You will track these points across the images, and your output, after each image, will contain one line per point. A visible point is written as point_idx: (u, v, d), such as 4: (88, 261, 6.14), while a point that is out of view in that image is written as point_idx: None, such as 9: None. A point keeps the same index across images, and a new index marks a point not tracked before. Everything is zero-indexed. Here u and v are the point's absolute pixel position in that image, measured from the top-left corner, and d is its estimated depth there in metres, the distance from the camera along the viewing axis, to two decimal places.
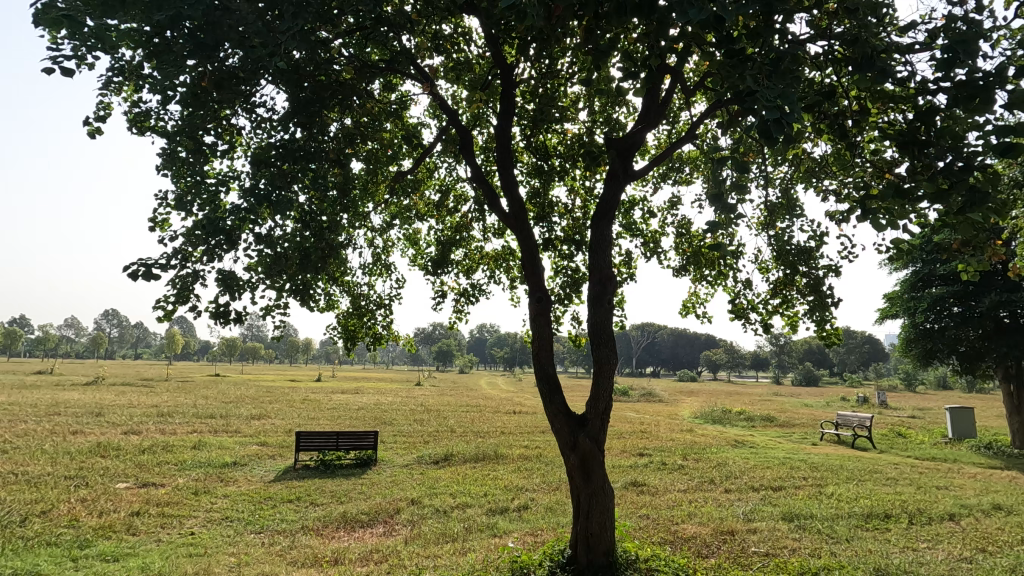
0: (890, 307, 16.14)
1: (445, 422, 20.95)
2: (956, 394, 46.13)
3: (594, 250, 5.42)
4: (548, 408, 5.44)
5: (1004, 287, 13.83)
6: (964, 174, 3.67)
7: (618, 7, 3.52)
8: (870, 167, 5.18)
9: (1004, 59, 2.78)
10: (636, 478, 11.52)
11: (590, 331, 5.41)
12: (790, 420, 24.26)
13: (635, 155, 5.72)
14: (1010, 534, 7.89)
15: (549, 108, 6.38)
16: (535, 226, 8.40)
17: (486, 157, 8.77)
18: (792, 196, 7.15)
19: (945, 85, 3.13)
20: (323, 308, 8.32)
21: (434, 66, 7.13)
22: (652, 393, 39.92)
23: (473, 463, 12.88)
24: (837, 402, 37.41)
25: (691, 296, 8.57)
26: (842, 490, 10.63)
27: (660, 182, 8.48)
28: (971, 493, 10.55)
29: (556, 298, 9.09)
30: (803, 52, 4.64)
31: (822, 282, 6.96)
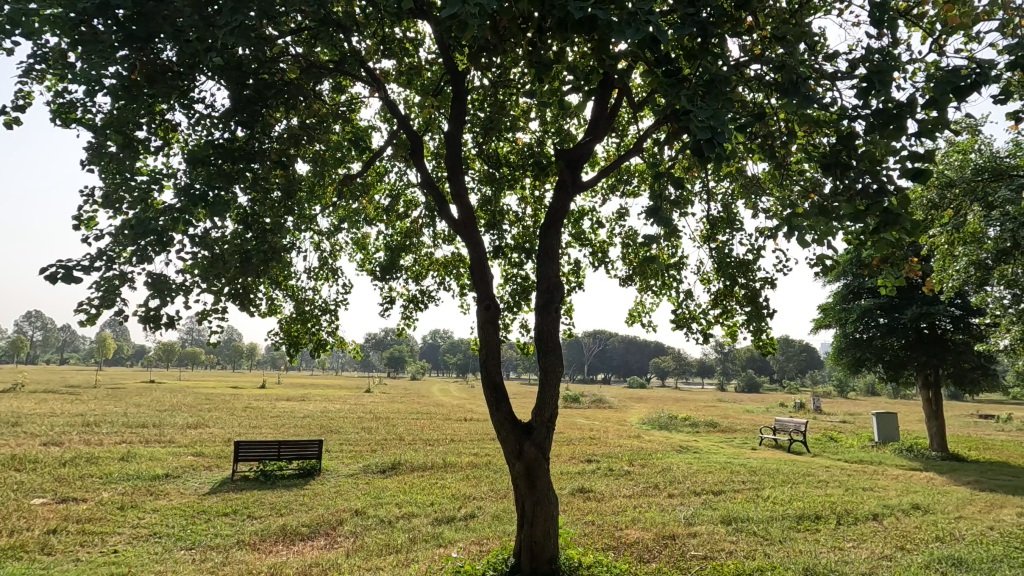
0: (824, 318, 17.02)
1: (395, 429, 20.60)
2: (884, 400, 49.13)
3: (541, 259, 5.44)
4: (495, 416, 5.41)
5: (924, 300, 14.87)
6: (880, 197, 3.94)
7: (560, 23, 3.57)
8: (800, 185, 5.46)
9: (916, 92, 2.99)
10: (583, 484, 11.63)
11: (537, 339, 5.42)
12: (732, 425, 25.19)
13: (583, 165, 5.79)
14: (926, 532, 8.42)
15: (500, 115, 6.39)
16: (485, 233, 8.41)
17: (437, 163, 8.74)
18: (732, 210, 7.42)
19: (864, 111, 3.33)
20: (265, 314, 8.04)
21: (385, 69, 7.04)
22: (602, 399, 40.56)
23: (421, 471, 12.69)
24: (777, 408, 39.16)
25: (637, 305, 8.77)
26: (778, 492, 11.08)
27: (609, 193, 8.67)
28: (893, 494, 11.21)
29: (506, 306, 9.11)
30: (739, 76, 4.86)
31: (758, 293, 7.27)
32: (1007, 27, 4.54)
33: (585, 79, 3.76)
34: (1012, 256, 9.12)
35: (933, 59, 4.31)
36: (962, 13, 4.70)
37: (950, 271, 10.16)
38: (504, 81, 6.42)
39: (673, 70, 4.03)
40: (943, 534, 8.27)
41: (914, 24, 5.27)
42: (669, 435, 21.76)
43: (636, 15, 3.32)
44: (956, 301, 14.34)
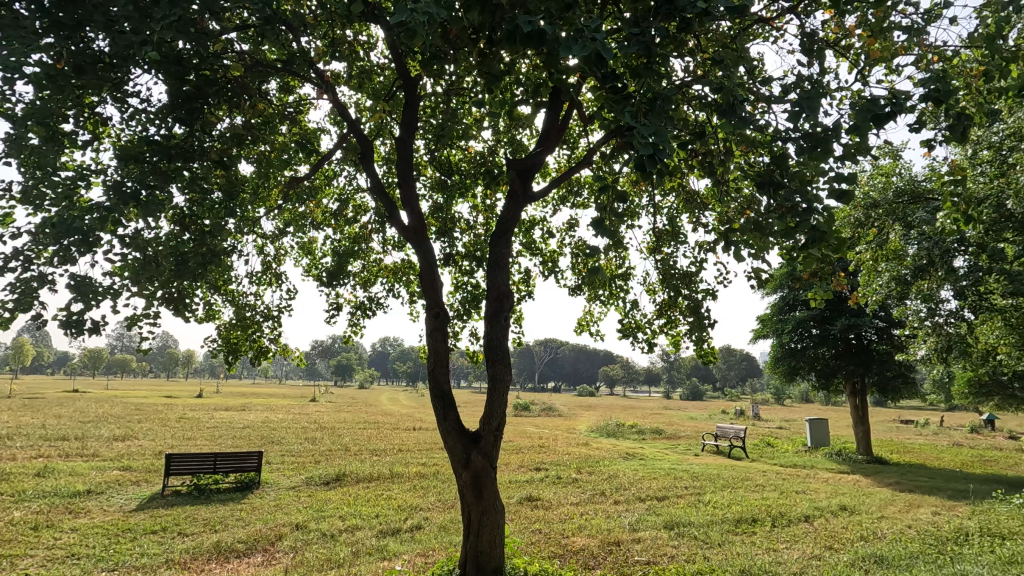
0: (762, 328, 17.81)
1: (340, 440, 20.05)
2: (816, 408, 51.87)
3: (491, 267, 5.43)
4: (443, 425, 5.34)
5: (851, 312, 15.82)
6: (807, 214, 4.18)
7: (510, 35, 3.60)
8: (738, 202, 5.72)
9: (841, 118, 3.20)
10: (531, 492, 11.65)
11: (486, 347, 5.41)
12: (677, 432, 25.93)
13: (534, 175, 5.84)
14: (852, 532, 8.91)
15: (452, 123, 6.38)
16: (435, 241, 8.36)
17: (388, 169, 8.64)
18: (677, 224, 7.67)
19: (795, 134, 3.54)
20: (202, 319, 7.68)
21: (334, 72, 6.91)
22: (552, 407, 40.77)
23: (366, 483, 12.37)
24: (719, 415, 40.60)
25: (586, 314, 8.90)
26: (718, 497, 11.47)
27: (559, 204, 8.81)
28: (823, 496, 11.81)
29: (455, 313, 9.07)
30: (683, 95, 5.06)
31: (700, 304, 7.54)
32: (922, 62, 4.94)
33: (533, 93, 3.82)
34: (928, 272, 9.83)
35: (859, 88, 4.62)
36: (883, 47, 5.08)
37: (874, 285, 10.86)
38: (456, 90, 6.43)
39: (619, 88, 4.16)
40: (867, 533, 8.76)
41: (841, 54, 5.65)
42: (616, 443, 22.16)
43: (582, 33, 3.41)
44: (880, 313, 15.36)
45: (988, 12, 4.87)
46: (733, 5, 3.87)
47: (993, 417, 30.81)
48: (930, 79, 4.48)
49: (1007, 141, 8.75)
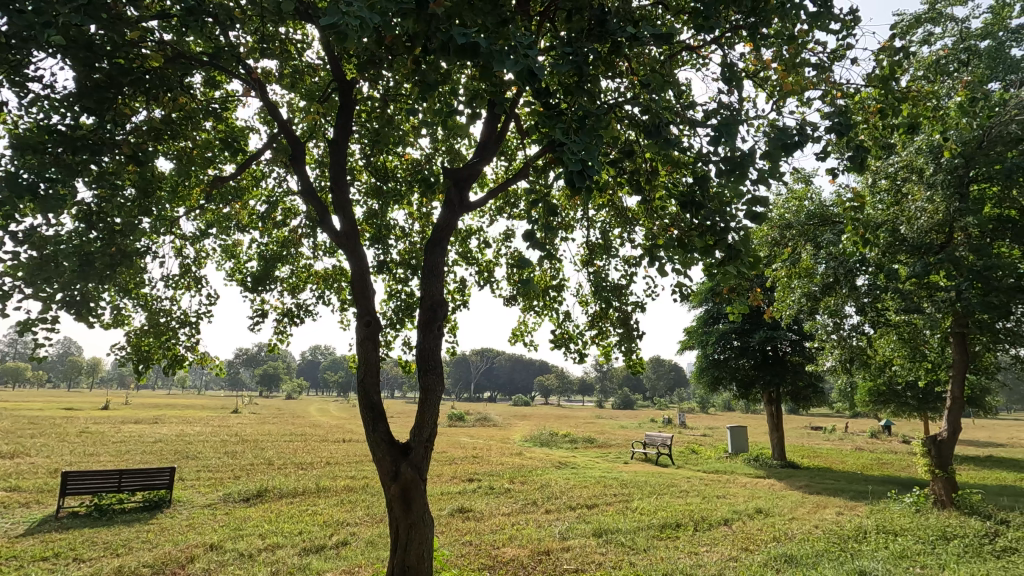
0: (688, 340, 18.64)
1: (264, 453, 19.06)
2: (738, 416, 54.73)
3: (426, 276, 5.35)
4: (371, 437, 5.18)
5: (768, 325, 16.84)
6: (724, 233, 4.44)
7: (445, 46, 3.60)
8: (665, 219, 5.97)
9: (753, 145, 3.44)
10: (463, 503, 11.53)
11: (418, 356, 5.31)
12: (608, 441, 26.57)
13: (472, 185, 5.82)
14: (766, 533, 9.44)
15: (389, 129, 6.27)
16: (369, 248, 8.18)
17: (320, 172, 8.39)
18: (609, 238, 7.89)
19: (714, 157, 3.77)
20: (109, 325, 7.10)
21: (265, 68, 6.64)
22: (487, 417, 40.57)
23: (290, 498, 11.82)
24: (648, 424, 41.93)
25: (521, 324, 8.97)
26: (645, 503, 11.81)
27: (496, 215, 8.87)
28: (741, 500, 12.45)
29: (388, 322, 8.89)
30: (613, 114, 5.25)
31: (630, 316, 7.79)
32: (827, 97, 5.39)
33: (469, 104, 3.83)
34: (834, 289, 10.65)
35: (773, 118, 4.96)
36: (795, 81, 5.49)
37: (788, 301, 11.63)
38: (393, 96, 6.34)
39: (552, 104, 4.25)
40: (779, 534, 9.31)
41: (758, 84, 6.06)
42: (549, 452, 22.38)
43: (516, 48, 3.46)
44: (794, 327, 16.45)
45: (882, 57, 5.39)
46: (659, 32, 4.07)
47: (890, 424, 33.63)
48: (834, 113, 4.88)
49: (901, 172, 9.66)
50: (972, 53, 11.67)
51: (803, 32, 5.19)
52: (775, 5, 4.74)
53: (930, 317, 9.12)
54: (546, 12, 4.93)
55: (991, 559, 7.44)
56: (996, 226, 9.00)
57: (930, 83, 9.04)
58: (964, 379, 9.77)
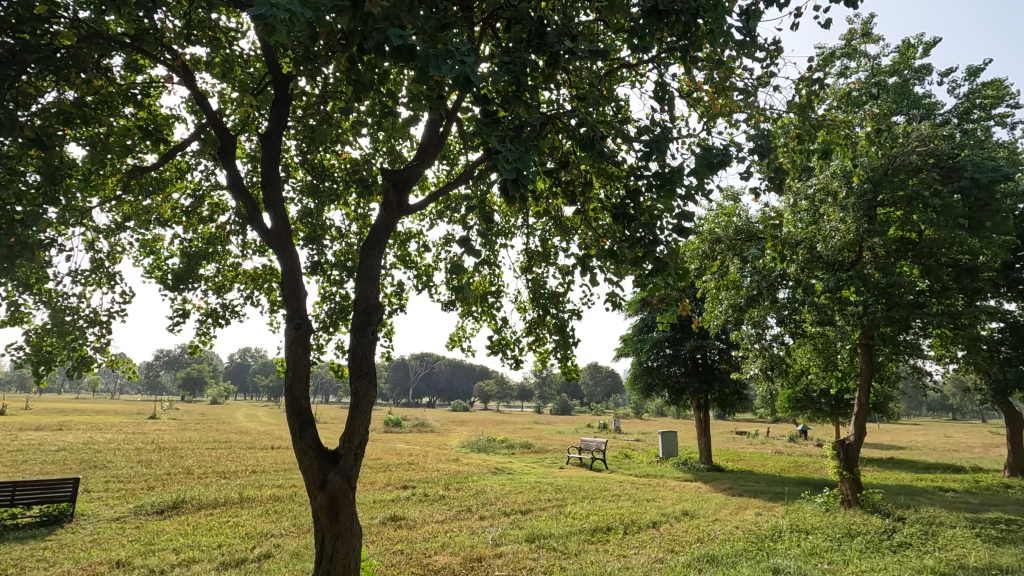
0: (623, 347, 19.17)
1: (183, 461, 17.90)
2: (670, 422, 56.80)
3: (361, 278, 5.11)
4: (298, 444, 4.89)
5: (698, 335, 17.64)
6: (651, 246, 4.61)
7: (379, 47, 3.52)
8: (599, 230, 6.11)
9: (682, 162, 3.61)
10: (395, 511, 11.26)
11: (350, 361, 5.05)
12: (545, 446, 26.83)
13: (412, 187, 5.64)
14: (691, 535, 9.80)
15: (328, 127, 6.04)
16: (302, 247, 7.88)
17: (253, 167, 8.05)
18: (547, 246, 8.00)
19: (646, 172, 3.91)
20: (4, 324, 6.46)
21: (193, 55, 6.27)
22: (424, 423, 40.02)
23: (210, 509, 11.16)
24: (584, 429, 42.65)
25: (458, 330, 8.91)
26: (577, 508, 12.00)
27: (436, 218, 8.79)
28: (670, 502, 12.88)
29: (321, 325, 8.61)
30: (552, 125, 5.33)
31: (566, 324, 7.91)
32: (751, 120, 5.72)
33: (406, 108, 3.74)
34: (758, 301, 11.27)
35: (703, 137, 5.18)
36: (723, 103, 5.78)
37: (716, 312, 12.19)
38: (331, 93, 6.14)
39: (490, 111, 4.24)
40: (703, 535, 9.69)
41: (691, 103, 6.35)
42: (486, 457, 22.37)
43: (454, 53, 3.43)
44: (721, 336, 17.28)
45: (801, 86, 5.79)
46: (596, 47, 4.16)
47: (806, 429, 35.90)
48: (757, 136, 5.19)
49: (818, 194, 10.38)
50: (882, 87, 12.74)
51: (731, 58, 5.47)
52: (704, 31, 4.98)
53: (841, 328, 9.81)
54: (488, 19, 4.94)
55: (888, 553, 8.07)
56: (899, 247, 9.81)
57: (846, 112, 9.76)
58: (869, 387, 10.55)
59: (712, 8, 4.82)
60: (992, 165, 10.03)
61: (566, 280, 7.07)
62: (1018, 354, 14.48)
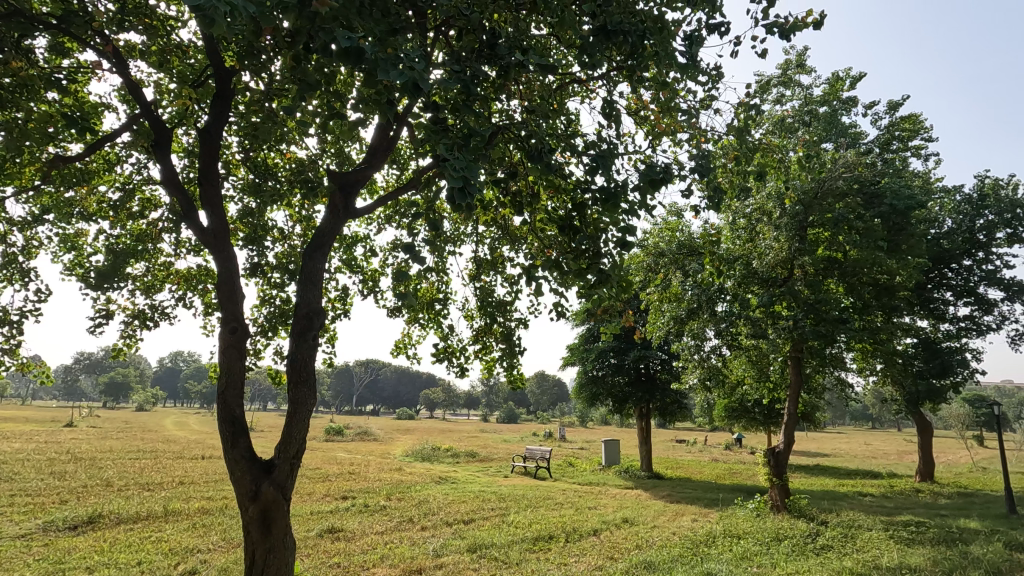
0: (570, 356, 19.41)
1: (102, 473, 16.68)
2: (613, 430, 57.90)
3: (303, 282, 4.85)
4: (229, 454, 4.54)
5: (641, 345, 18.11)
6: (595, 259, 4.69)
7: (326, 48, 3.41)
8: (546, 240, 6.17)
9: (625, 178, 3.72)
10: (333, 523, 10.89)
11: (289, 367, 4.75)
12: (490, 454, 26.74)
13: (360, 190, 5.45)
14: (630, 541, 10.01)
15: (272, 125, 5.82)
16: (241, 248, 7.56)
17: (190, 162, 7.67)
18: (496, 254, 8.01)
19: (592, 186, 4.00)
20: None
21: (128, 42, 5.93)
22: (367, 431, 39.06)
23: (129, 524, 10.44)
24: (529, 437, 42.86)
25: (404, 336, 8.76)
26: (520, 516, 12.00)
27: (384, 223, 8.66)
28: (611, 510, 13.09)
29: (259, 330, 8.28)
30: (502, 135, 5.35)
31: (513, 332, 7.94)
32: (693, 141, 5.96)
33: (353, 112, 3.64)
34: (698, 314, 11.70)
35: (647, 154, 5.36)
36: (668, 123, 6.00)
37: (659, 323, 12.56)
38: (276, 90, 5.94)
39: (438, 118, 4.23)
40: (641, 542, 9.91)
41: (638, 120, 6.54)
42: (430, 466, 22.06)
43: (403, 60, 3.35)
44: (664, 347, 17.82)
45: (739, 111, 6.09)
46: (545, 62, 4.23)
47: (740, 437, 37.44)
48: (698, 156, 5.40)
49: (755, 214, 10.90)
50: (814, 116, 13.59)
51: (676, 80, 5.69)
52: (651, 52, 5.15)
53: (773, 341, 10.31)
54: (440, 27, 4.93)
55: (812, 556, 8.52)
56: (827, 266, 10.43)
57: (780, 137, 10.33)
58: (798, 397, 11.12)
59: (657, 31, 5.02)
60: (908, 193, 10.88)
61: (513, 288, 7.09)
62: (929, 367, 15.65)
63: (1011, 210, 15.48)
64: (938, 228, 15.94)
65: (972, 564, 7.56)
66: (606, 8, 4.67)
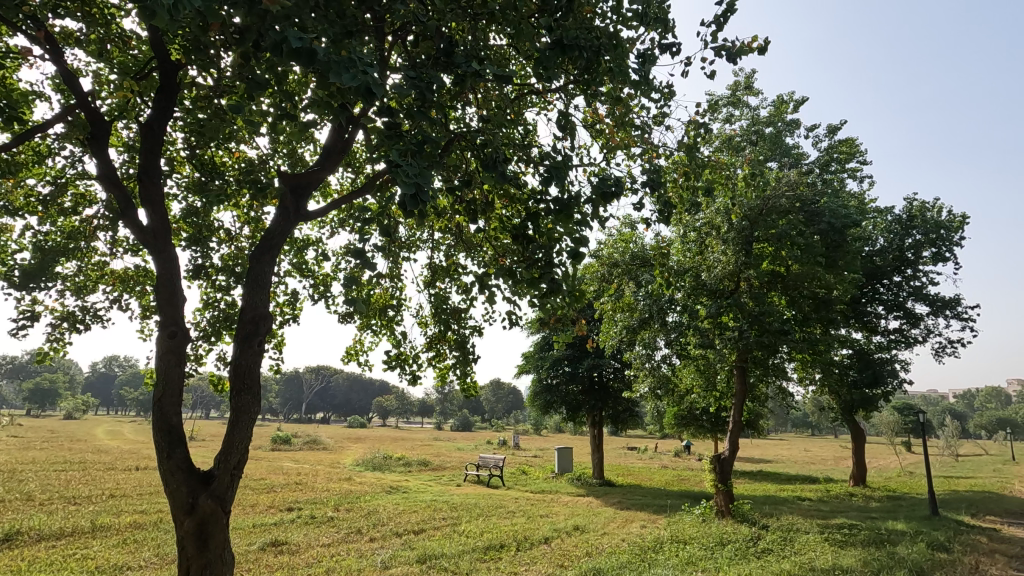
0: (525, 364, 19.46)
1: (21, 486, 15.50)
2: (566, 438, 58.42)
3: (249, 285, 4.57)
4: (163, 465, 4.17)
5: (594, 354, 18.38)
6: (547, 267, 4.73)
7: (277, 46, 3.29)
8: (500, 248, 6.16)
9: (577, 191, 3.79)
10: (276, 536, 10.49)
11: (231, 373, 4.44)
12: (442, 463, 26.46)
13: (312, 192, 5.23)
14: (580, 548, 10.08)
15: (220, 123, 5.58)
16: (184, 248, 7.22)
17: (130, 157, 7.30)
18: (452, 261, 7.97)
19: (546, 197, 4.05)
20: None
21: (64, 28, 5.59)
22: (316, 440, 37.93)
23: (51, 541, 9.73)
24: (483, 445, 42.65)
25: (356, 343, 8.58)
26: (472, 526, 11.91)
27: (336, 227, 8.47)
28: (562, 518, 13.17)
29: (201, 334, 7.93)
30: (457, 142, 5.32)
31: (467, 340, 7.90)
32: (644, 155, 6.12)
33: (303, 112, 3.52)
34: (649, 324, 11.97)
35: (601, 167, 5.47)
36: (622, 137, 6.14)
37: (612, 333, 12.76)
38: (225, 87, 5.73)
39: (393, 123, 4.16)
40: (591, 549, 10.00)
41: (593, 132, 6.66)
42: (381, 476, 21.62)
43: (357, 63, 3.27)
44: (616, 356, 18.13)
45: (689, 129, 6.32)
46: (502, 73, 4.24)
47: (688, 445, 38.42)
48: (650, 170, 5.54)
49: (704, 228, 11.26)
50: (760, 135, 14.23)
51: (630, 96, 5.84)
52: (606, 67, 5.27)
53: (720, 351, 10.64)
54: (397, 31, 4.88)
55: (753, 559, 8.82)
56: (771, 279, 10.89)
57: (729, 155, 10.74)
58: (743, 405, 11.52)
59: (612, 48, 5.14)
60: (845, 212, 11.53)
61: (469, 295, 7.04)
62: (863, 377, 16.54)
63: (935, 231, 16.63)
64: (871, 246, 16.95)
65: (898, 564, 8.01)
66: (563, 23, 4.75)
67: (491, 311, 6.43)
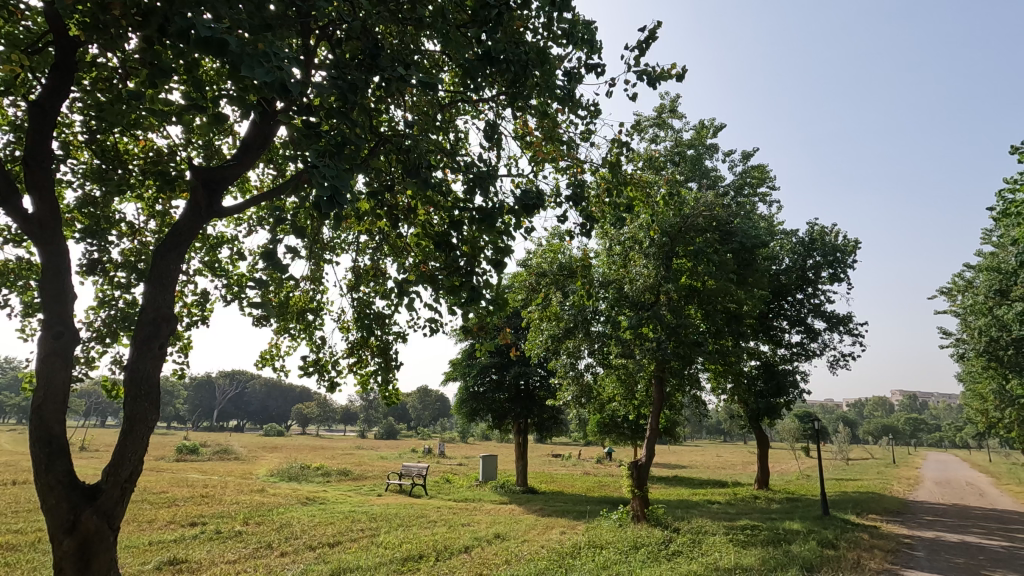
0: (451, 371, 19.27)
1: None
2: (492, 445, 58.50)
3: (151, 283, 4.15)
4: (39, 480, 3.71)
5: (520, 363, 18.54)
6: (468, 275, 4.72)
7: (182, 33, 3.04)
8: (423, 254, 6.07)
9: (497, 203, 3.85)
10: (175, 554, 9.73)
11: (126, 379, 4.03)
12: (364, 472, 25.67)
13: (226, 189, 4.87)
14: (498, 556, 10.08)
15: (122, 107, 5.12)
16: (79, 241, 6.61)
17: (16, 138, 6.59)
18: (377, 265, 7.79)
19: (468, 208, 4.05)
20: None
21: None
22: (227, 449, 35.58)
23: None
24: (408, 453, 41.79)
25: (270, 347, 8.17)
26: (390, 537, 11.61)
27: (255, 225, 8.08)
28: (483, 526, 13.12)
29: (94, 334, 7.27)
30: (382, 146, 5.20)
31: (389, 346, 7.76)
32: (569, 168, 6.28)
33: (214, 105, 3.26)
34: (574, 333, 12.27)
35: (527, 178, 5.54)
36: (549, 150, 6.27)
37: (538, 341, 12.91)
38: (131, 70, 5.29)
39: (312, 123, 3.98)
40: (510, 556, 10.04)
41: (522, 142, 6.74)
42: (297, 487, 20.65)
43: (271, 58, 3.08)
44: (542, 364, 18.36)
45: (613, 146, 6.57)
46: (428, 80, 4.20)
47: (610, 451, 39.50)
48: (574, 183, 5.69)
49: (627, 241, 11.62)
50: (682, 156, 14.94)
51: (558, 111, 5.99)
52: (535, 81, 5.35)
53: (639, 362, 11.03)
54: (322, 28, 4.71)
55: (664, 562, 9.20)
56: (689, 294, 11.45)
57: (651, 172, 11.14)
58: (660, 413, 11.99)
59: (540, 64, 5.26)
60: (754, 233, 12.34)
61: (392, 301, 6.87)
62: (768, 388, 17.70)
63: (832, 254, 18.19)
64: (778, 265, 18.25)
65: (791, 561, 8.64)
66: (493, 35, 4.78)
67: (414, 317, 6.37)
